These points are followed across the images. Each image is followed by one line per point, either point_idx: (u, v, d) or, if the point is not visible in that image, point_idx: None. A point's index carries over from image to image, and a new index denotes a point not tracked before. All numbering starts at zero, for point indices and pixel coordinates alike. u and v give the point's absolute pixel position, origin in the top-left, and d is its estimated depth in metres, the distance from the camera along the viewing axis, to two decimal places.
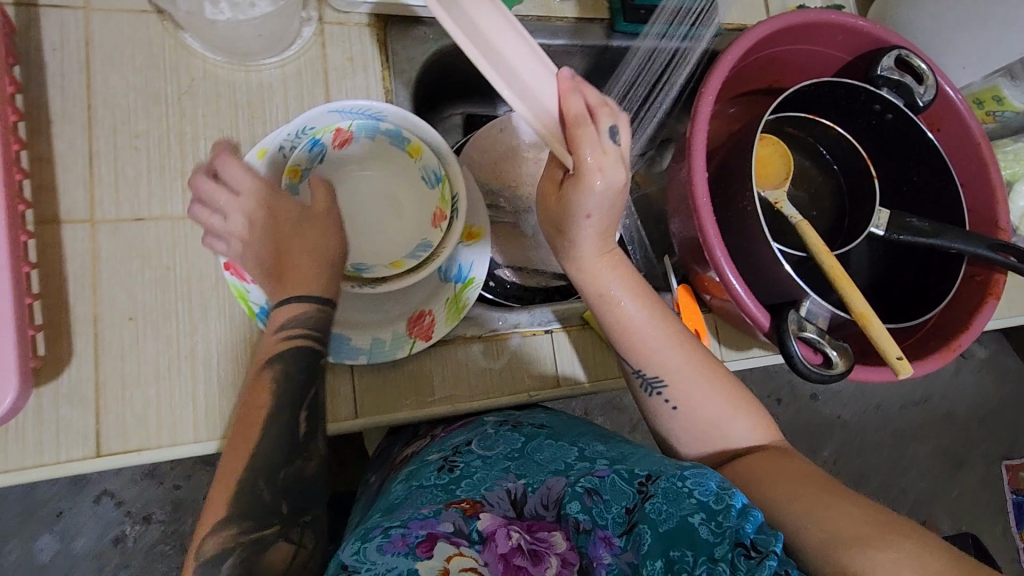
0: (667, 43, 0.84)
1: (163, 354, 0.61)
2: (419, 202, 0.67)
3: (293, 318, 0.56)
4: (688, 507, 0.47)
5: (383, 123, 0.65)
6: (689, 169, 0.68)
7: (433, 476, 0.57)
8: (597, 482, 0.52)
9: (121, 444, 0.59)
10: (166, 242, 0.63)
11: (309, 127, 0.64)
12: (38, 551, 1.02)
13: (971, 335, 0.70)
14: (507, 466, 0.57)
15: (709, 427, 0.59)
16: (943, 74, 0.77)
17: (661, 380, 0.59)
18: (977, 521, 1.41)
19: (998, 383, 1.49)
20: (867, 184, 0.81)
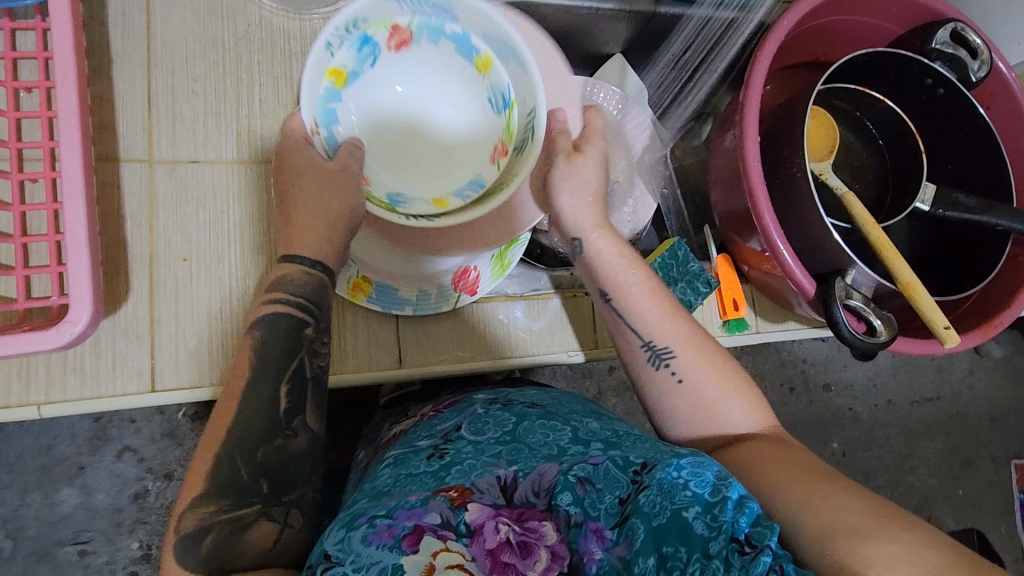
0: (723, 12, 0.83)
1: (216, 295, 0.62)
2: (477, 126, 0.62)
3: (277, 284, 0.56)
4: (683, 500, 0.45)
5: (451, 25, 0.58)
6: (741, 134, 0.68)
7: (424, 464, 0.55)
8: (590, 470, 0.50)
9: (174, 381, 0.60)
10: (222, 186, 0.64)
11: (361, 21, 0.56)
12: (60, 502, 1.02)
13: (1014, 312, 0.70)
14: (499, 451, 0.55)
15: (710, 409, 0.57)
16: (998, 51, 0.77)
17: (670, 351, 0.58)
18: (982, 519, 1.42)
19: (1014, 384, 1.49)
20: (913, 160, 0.79)
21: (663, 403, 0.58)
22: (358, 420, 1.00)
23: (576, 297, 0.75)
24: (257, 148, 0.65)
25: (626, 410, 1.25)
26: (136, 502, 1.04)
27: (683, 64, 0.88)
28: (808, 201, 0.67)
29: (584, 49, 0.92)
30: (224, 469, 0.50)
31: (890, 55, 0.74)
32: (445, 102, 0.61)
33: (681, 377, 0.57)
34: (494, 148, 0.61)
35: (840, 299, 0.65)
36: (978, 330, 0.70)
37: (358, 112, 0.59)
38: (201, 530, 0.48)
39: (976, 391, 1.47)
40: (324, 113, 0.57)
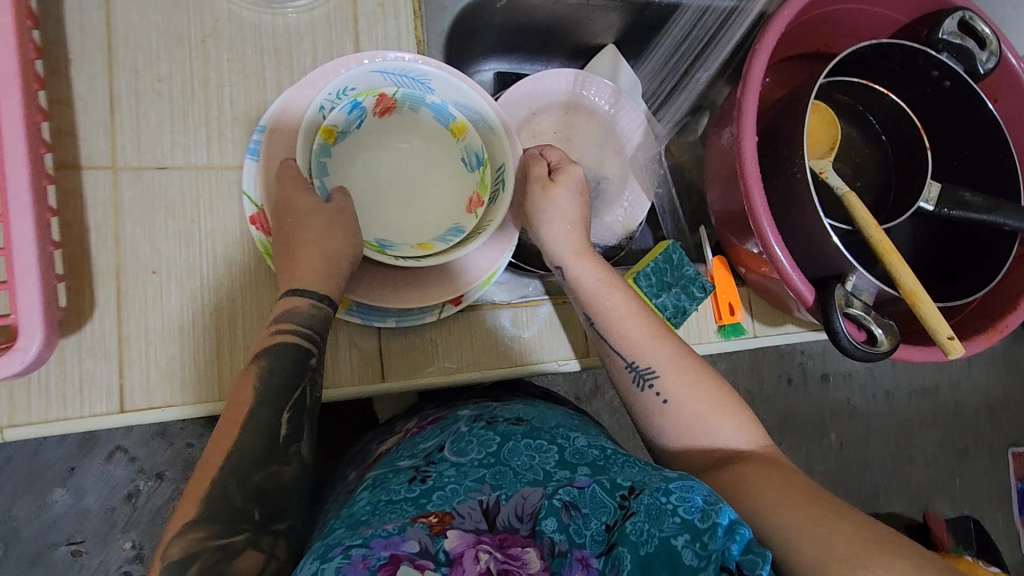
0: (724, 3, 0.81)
1: (188, 309, 0.59)
2: (455, 180, 0.64)
3: (284, 314, 0.56)
4: (670, 527, 0.44)
5: (430, 95, 0.62)
6: (739, 132, 0.65)
7: (404, 489, 0.53)
8: (575, 494, 0.49)
9: (145, 399, 0.57)
10: (191, 193, 0.60)
11: (351, 88, 0.59)
12: (49, 506, 1.00)
13: (1021, 314, 0.67)
14: (482, 475, 0.53)
15: (696, 424, 0.56)
16: (1006, 42, 0.74)
17: (653, 372, 0.57)
18: (979, 508, 1.41)
19: (1013, 371, 1.47)
20: (918, 156, 0.76)
21: (653, 424, 0.57)
22: (348, 423, 0.98)
23: (567, 304, 0.72)
24: (229, 153, 0.62)
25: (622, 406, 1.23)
26: (126, 504, 1.03)
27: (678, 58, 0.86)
28: (807, 203, 0.64)
29: (574, 41, 0.88)
30: (196, 496, 0.48)
31: (895, 47, 0.71)
32: (425, 163, 0.65)
33: (664, 398, 0.57)
34: (470, 199, 0.63)
35: (839, 307, 0.62)
36: (984, 335, 0.68)
37: (341, 172, 0.62)
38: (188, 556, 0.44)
39: (974, 381, 1.46)
40: (317, 170, 0.59)
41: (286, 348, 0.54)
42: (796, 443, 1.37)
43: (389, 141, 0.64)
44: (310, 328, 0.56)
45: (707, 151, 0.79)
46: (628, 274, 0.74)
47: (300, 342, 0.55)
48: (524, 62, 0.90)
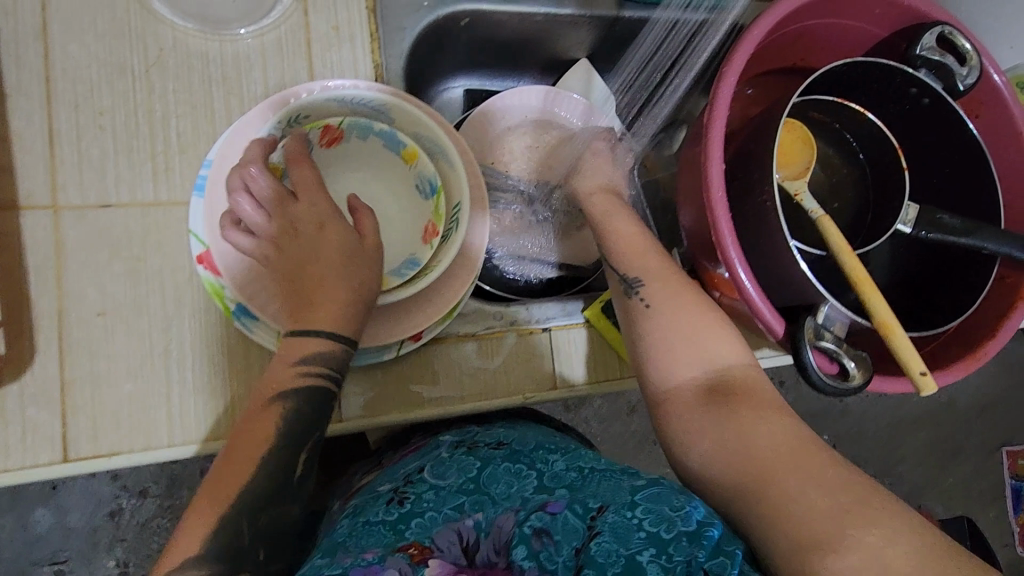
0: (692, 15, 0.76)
1: (136, 351, 0.57)
2: (410, 209, 0.62)
3: (307, 354, 0.52)
4: (636, 543, 0.47)
5: (378, 123, 0.60)
6: (706, 158, 0.62)
7: (384, 511, 0.57)
8: (547, 520, 0.51)
9: (92, 447, 0.55)
10: (137, 230, 0.58)
11: (303, 114, 0.59)
12: (33, 524, 0.99)
13: (1000, 342, 0.65)
14: (461, 503, 0.57)
15: (685, 336, 0.57)
16: (990, 55, 0.71)
17: (642, 282, 0.61)
18: (971, 506, 1.40)
19: (1006, 369, 1.45)
20: (894, 178, 0.73)
21: (642, 332, 0.59)
22: (327, 443, 0.96)
23: (534, 334, 0.70)
24: (176, 186, 0.60)
25: (610, 414, 1.22)
26: (110, 521, 1.01)
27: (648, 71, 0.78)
28: (778, 232, 0.62)
29: (544, 56, 0.85)
30: None
31: (872, 64, 0.68)
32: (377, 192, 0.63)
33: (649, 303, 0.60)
34: (425, 228, 0.61)
35: (808, 340, 0.60)
36: (963, 362, 0.66)
37: None
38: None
39: (966, 379, 1.44)
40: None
41: (311, 392, 0.52)
42: None
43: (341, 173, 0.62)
44: (336, 370, 0.53)
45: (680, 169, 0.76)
46: (595, 303, 0.72)
47: (326, 387, 0.53)
48: (494, 78, 0.87)
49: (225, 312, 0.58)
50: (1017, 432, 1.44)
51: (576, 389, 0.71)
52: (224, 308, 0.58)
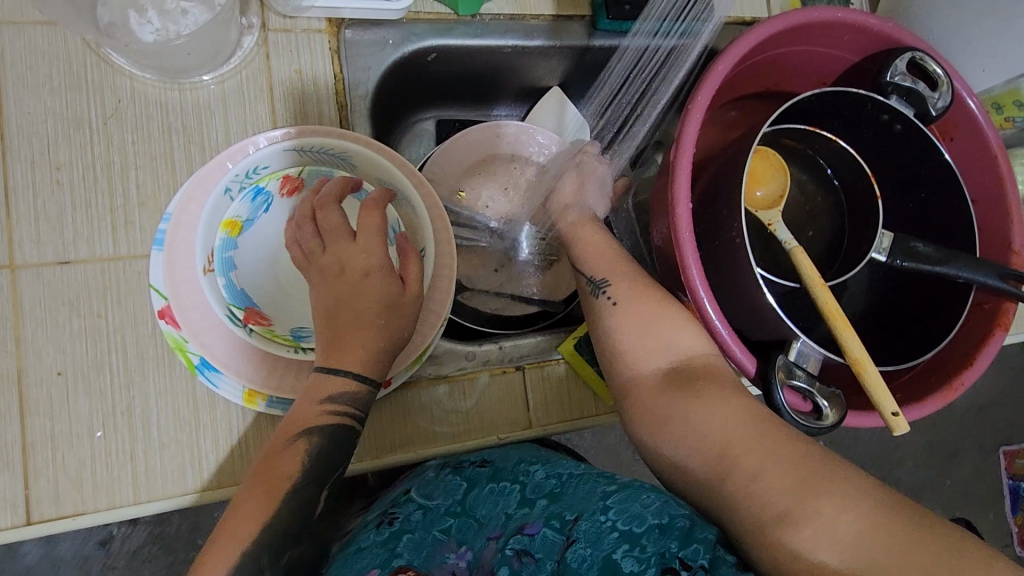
0: (665, 42, 0.75)
1: (97, 410, 0.56)
2: None
3: (340, 393, 0.52)
4: (610, 544, 0.51)
5: (339, 171, 0.60)
6: (675, 195, 0.61)
7: (374, 534, 0.62)
8: (526, 542, 0.55)
9: (55, 509, 0.55)
10: (97, 286, 0.57)
11: (260, 166, 0.56)
12: (21, 556, 0.96)
13: (976, 372, 0.65)
14: (448, 525, 0.62)
15: (650, 329, 0.58)
16: (962, 80, 0.71)
17: (606, 282, 0.62)
18: (969, 508, 1.39)
19: (1000, 369, 1.44)
20: (868, 205, 0.73)
21: (611, 331, 0.59)
22: None
23: (507, 373, 0.70)
24: (136, 240, 0.59)
25: (604, 429, 1.20)
26: (100, 550, 0.98)
27: (620, 99, 0.78)
28: (748, 268, 0.61)
29: (516, 87, 0.84)
30: None
31: (842, 93, 0.67)
32: None
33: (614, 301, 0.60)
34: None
35: (781, 379, 0.59)
36: (940, 394, 0.65)
37: (252, 261, 0.58)
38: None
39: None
40: (220, 262, 0.55)
41: (335, 430, 0.52)
42: None
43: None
44: (361, 409, 0.53)
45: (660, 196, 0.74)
46: (568, 339, 0.72)
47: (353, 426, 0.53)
48: (467, 110, 0.86)
49: (189, 367, 0.57)
50: (1014, 432, 1.43)
51: (552, 426, 0.71)
52: (186, 362, 0.56)
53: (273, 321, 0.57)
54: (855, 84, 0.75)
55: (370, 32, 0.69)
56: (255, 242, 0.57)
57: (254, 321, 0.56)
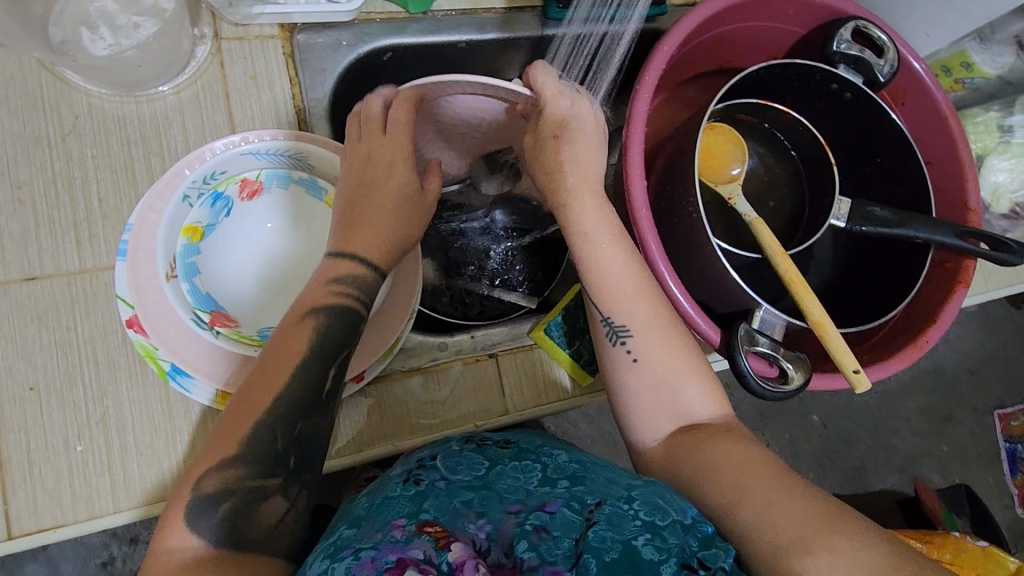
0: (597, 27, 0.74)
1: (71, 422, 0.57)
2: None
3: (350, 276, 0.54)
4: (632, 530, 0.49)
5: (295, 172, 0.61)
6: (630, 176, 0.62)
7: (398, 489, 0.59)
8: (546, 519, 0.53)
9: (34, 522, 0.55)
10: (64, 300, 0.58)
11: (219, 171, 0.58)
12: None
13: (940, 328, 0.66)
14: (470, 498, 0.58)
15: (668, 389, 0.58)
16: (908, 44, 0.71)
17: (627, 329, 0.59)
18: (969, 473, 1.39)
19: (988, 333, 1.45)
20: (825, 173, 0.75)
21: (620, 382, 0.60)
22: None
23: (480, 361, 0.71)
24: (101, 252, 0.60)
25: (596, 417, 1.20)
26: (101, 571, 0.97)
27: None
28: (705, 240, 0.62)
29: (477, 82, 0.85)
30: None
31: (787, 66, 0.69)
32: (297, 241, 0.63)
33: (635, 356, 0.59)
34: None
35: (744, 347, 0.60)
36: (905, 351, 0.65)
37: (214, 266, 0.58)
38: (223, 493, 0.46)
39: (952, 345, 1.43)
40: (184, 268, 0.56)
41: (338, 312, 0.53)
42: (778, 431, 1.35)
43: (265, 223, 0.62)
44: (365, 296, 0.55)
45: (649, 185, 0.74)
46: (540, 324, 0.73)
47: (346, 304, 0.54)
48: None
49: (161, 374, 0.57)
50: (1007, 394, 1.43)
51: (528, 411, 0.72)
52: (158, 369, 0.57)
53: (239, 322, 0.58)
54: (804, 56, 0.76)
55: (323, 34, 0.70)
56: (216, 246, 0.59)
57: (220, 323, 0.56)
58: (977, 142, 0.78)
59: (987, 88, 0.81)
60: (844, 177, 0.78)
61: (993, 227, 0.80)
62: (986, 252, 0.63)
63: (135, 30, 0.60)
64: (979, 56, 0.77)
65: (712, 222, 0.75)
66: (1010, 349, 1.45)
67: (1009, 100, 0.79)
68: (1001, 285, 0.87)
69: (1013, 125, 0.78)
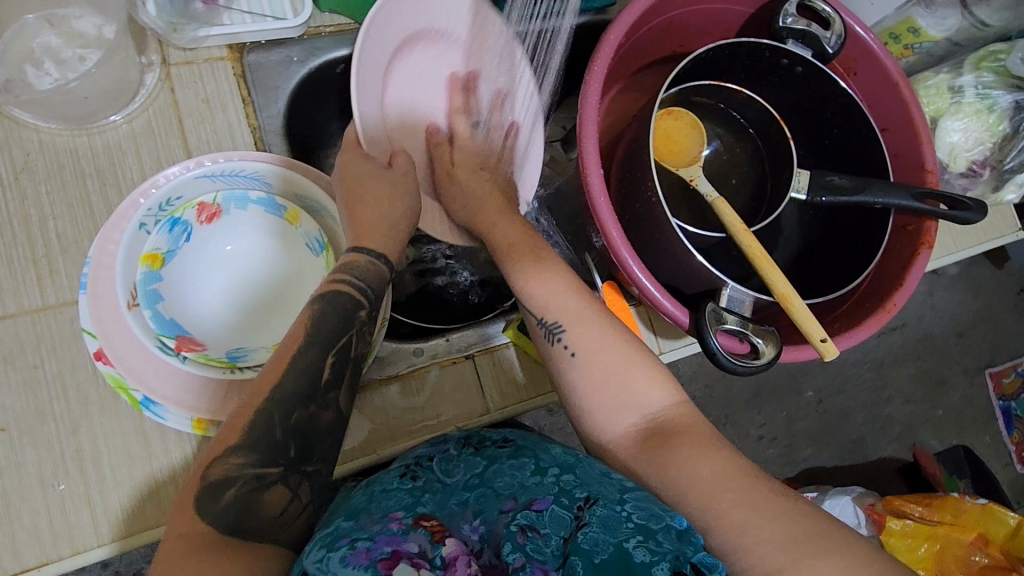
0: (532, 25, 0.74)
1: (45, 459, 0.57)
2: (301, 270, 0.63)
3: (349, 267, 0.56)
4: (624, 532, 0.46)
5: (253, 192, 0.61)
6: (586, 167, 0.62)
7: (396, 482, 0.59)
8: (533, 517, 0.52)
9: (16, 563, 0.55)
10: (30, 339, 0.58)
11: (174, 197, 0.58)
12: None
13: (907, 290, 0.66)
14: (466, 498, 0.58)
15: (614, 385, 0.56)
16: (853, 13, 0.71)
17: (560, 325, 0.59)
18: (966, 435, 1.40)
19: (973, 294, 1.46)
20: (781, 148, 0.76)
21: (568, 381, 0.58)
22: None
23: (457, 363, 0.71)
24: (64, 288, 0.60)
25: None
26: None
27: None
28: (666, 224, 0.63)
29: None
30: None
31: (736, 45, 0.69)
32: (259, 263, 0.63)
33: (573, 351, 0.58)
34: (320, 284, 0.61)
35: (712, 326, 0.60)
36: (875, 316, 0.66)
37: (176, 291, 0.58)
38: (225, 480, 0.46)
39: (939, 309, 1.44)
40: (145, 295, 0.56)
41: (334, 299, 0.54)
42: (774, 409, 1.35)
43: (224, 245, 0.62)
44: (358, 279, 0.56)
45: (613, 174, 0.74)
46: (513, 322, 0.73)
47: (348, 290, 0.55)
48: None
49: (133, 404, 0.56)
50: (996, 353, 1.44)
51: (509, 408, 0.72)
52: (130, 400, 0.56)
53: (206, 345, 0.58)
54: (755, 35, 0.77)
55: (273, 52, 0.70)
56: (179, 272, 0.59)
57: (186, 348, 0.56)
58: (929, 105, 0.79)
59: (937, 51, 0.82)
60: (803, 150, 0.78)
61: (954, 187, 0.81)
62: (944, 212, 0.63)
63: (81, 62, 0.62)
64: (924, 20, 0.77)
65: (677, 205, 0.76)
66: (997, 309, 1.46)
67: (958, 62, 0.80)
68: (970, 246, 0.88)
69: (963, 85, 0.78)
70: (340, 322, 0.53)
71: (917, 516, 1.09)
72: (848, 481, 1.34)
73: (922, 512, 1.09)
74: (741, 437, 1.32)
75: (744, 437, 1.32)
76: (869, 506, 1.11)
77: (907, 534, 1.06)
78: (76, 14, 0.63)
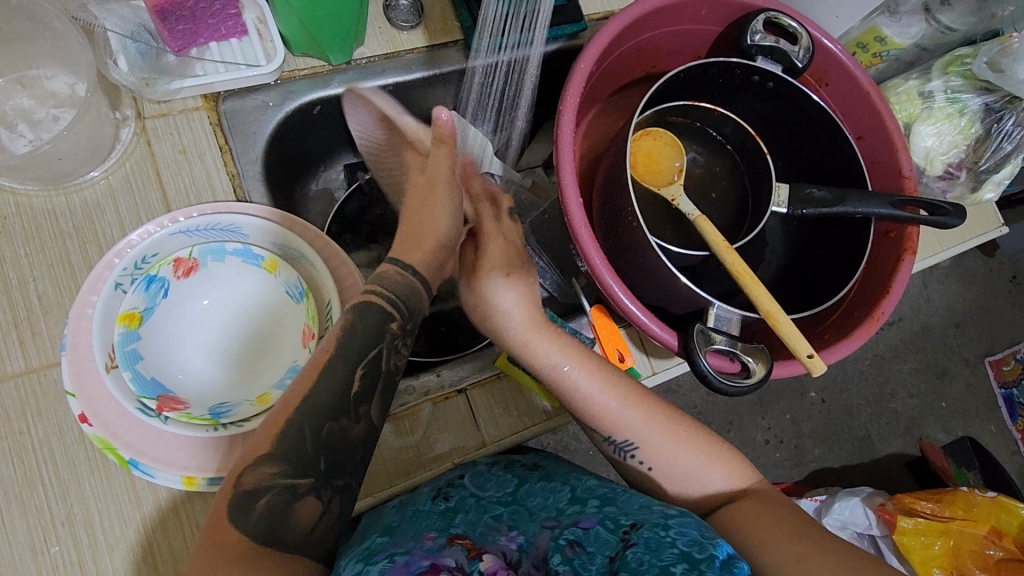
0: (500, 57, 0.75)
1: (36, 528, 0.56)
2: (284, 318, 0.63)
3: (388, 277, 0.59)
4: (670, 557, 0.46)
5: (228, 244, 0.61)
6: (562, 196, 0.62)
7: (429, 503, 0.60)
8: (580, 534, 0.52)
9: None
10: (17, 403, 0.58)
11: (150, 255, 0.58)
12: None
13: (893, 299, 0.66)
14: (500, 513, 0.59)
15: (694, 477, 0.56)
16: (819, 26, 0.72)
17: (632, 444, 0.58)
18: (972, 426, 1.39)
19: (966, 284, 1.46)
20: (759, 162, 0.76)
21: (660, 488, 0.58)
22: None
23: (450, 399, 0.71)
24: (47, 350, 0.59)
25: None
26: None
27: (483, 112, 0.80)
28: (649, 248, 0.63)
29: None
30: None
31: (706, 65, 0.70)
32: (239, 313, 0.63)
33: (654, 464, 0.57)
34: (303, 332, 0.61)
35: (701, 348, 0.60)
36: (863, 326, 0.65)
37: (156, 350, 0.58)
38: (258, 490, 0.48)
39: (934, 301, 1.44)
40: (123, 356, 0.55)
41: (368, 304, 0.56)
42: (778, 412, 1.34)
43: (203, 299, 0.62)
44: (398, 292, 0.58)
45: (595, 199, 0.73)
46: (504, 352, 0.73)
47: (384, 303, 0.57)
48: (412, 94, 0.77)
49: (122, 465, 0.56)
50: (994, 341, 1.44)
51: (506, 440, 0.71)
52: (118, 461, 0.56)
53: (188, 404, 0.57)
54: (726, 53, 0.77)
55: (248, 98, 0.69)
56: (158, 329, 0.58)
57: (168, 407, 0.55)
58: (901, 111, 0.80)
59: (905, 57, 0.83)
60: (781, 162, 0.79)
61: (932, 189, 0.83)
62: (924, 218, 0.62)
63: (55, 122, 0.62)
64: (890, 29, 0.77)
65: (661, 225, 0.76)
66: (990, 297, 1.47)
67: (926, 67, 0.81)
68: (955, 244, 0.89)
69: (933, 91, 0.80)
70: (337, 401, 0.51)
71: (929, 512, 1.08)
72: (857, 481, 1.33)
73: (934, 509, 1.08)
74: (748, 442, 1.32)
75: (750, 443, 1.32)
76: (880, 505, 1.10)
77: (920, 531, 1.04)
78: (49, 74, 0.63)
